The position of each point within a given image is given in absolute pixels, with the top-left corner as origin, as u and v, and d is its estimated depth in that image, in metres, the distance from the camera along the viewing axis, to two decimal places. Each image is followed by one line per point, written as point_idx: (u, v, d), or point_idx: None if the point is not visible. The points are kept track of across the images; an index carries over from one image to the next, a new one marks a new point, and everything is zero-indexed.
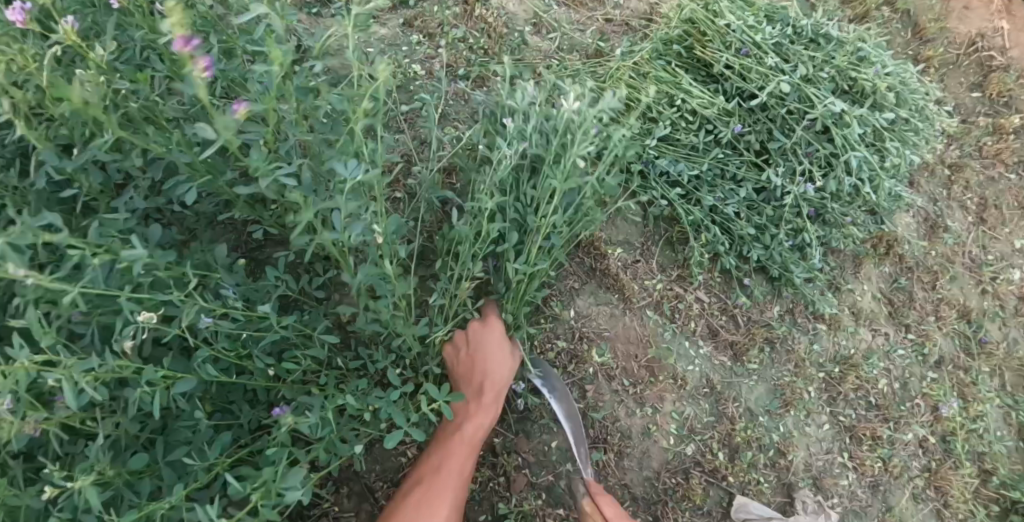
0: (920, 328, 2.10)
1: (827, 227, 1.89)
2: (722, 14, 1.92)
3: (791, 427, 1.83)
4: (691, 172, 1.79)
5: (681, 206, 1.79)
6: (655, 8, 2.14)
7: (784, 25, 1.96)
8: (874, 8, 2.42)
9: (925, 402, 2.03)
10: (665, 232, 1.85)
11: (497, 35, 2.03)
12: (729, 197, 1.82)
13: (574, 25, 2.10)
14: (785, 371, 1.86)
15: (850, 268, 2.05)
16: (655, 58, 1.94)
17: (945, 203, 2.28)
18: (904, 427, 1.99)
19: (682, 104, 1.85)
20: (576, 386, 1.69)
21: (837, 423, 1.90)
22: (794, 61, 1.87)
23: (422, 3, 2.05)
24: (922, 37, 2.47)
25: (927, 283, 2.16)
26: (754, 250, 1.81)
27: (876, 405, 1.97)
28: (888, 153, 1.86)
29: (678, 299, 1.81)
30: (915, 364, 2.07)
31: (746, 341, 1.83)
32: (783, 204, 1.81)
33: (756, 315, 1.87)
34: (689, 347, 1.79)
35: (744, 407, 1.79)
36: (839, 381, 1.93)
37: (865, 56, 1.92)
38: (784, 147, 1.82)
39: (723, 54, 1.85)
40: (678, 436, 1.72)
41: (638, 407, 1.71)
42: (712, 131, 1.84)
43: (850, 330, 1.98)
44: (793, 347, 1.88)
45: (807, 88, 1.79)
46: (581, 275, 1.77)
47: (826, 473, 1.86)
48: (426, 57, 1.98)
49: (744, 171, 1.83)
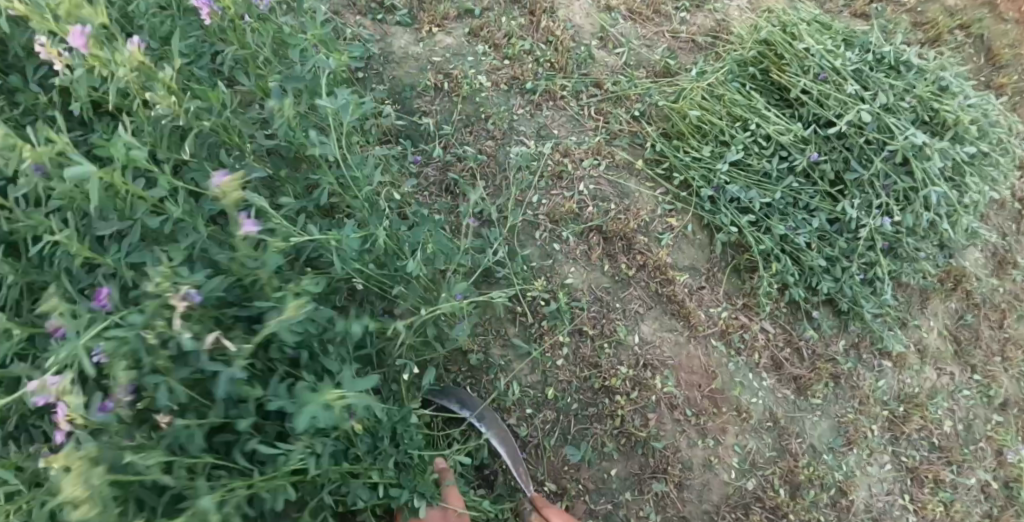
0: (985, 368, 2.04)
1: (899, 261, 1.82)
2: (800, 37, 1.89)
3: (853, 466, 1.77)
4: (763, 199, 1.75)
5: (751, 234, 1.75)
6: (723, 25, 2.08)
7: (863, 50, 1.90)
8: (947, 32, 2.34)
9: (989, 445, 1.97)
10: (732, 259, 1.81)
11: (564, 48, 1.96)
12: (800, 226, 1.76)
13: (641, 40, 2.04)
14: (849, 408, 1.81)
15: (917, 303, 1.98)
16: (728, 80, 1.89)
17: (1015, 237, 2.19)
18: (967, 471, 1.92)
19: (755, 128, 1.80)
20: (638, 414, 1.65)
21: (899, 464, 1.85)
22: (874, 89, 1.80)
23: (488, 11, 1.98)
24: (996, 64, 2.39)
25: (993, 321, 2.09)
26: (824, 282, 1.76)
27: (938, 446, 1.91)
28: (968, 189, 1.80)
29: (744, 328, 1.76)
30: (979, 405, 2.00)
31: (811, 376, 1.78)
32: (857, 237, 1.76)
33: (821, 349, 1.81)
34: (753, 379, 1.74)
35: (808, 443, 1.74)
36: (903, 420, 1.87)
37: (947, 85, 1.86)
38: (861, 178, 1.76)
39: (801, 79, 1.80)
40: (739, 470, 1.68)
41: (701, 438, 1.67)
42: (787, 158, 1.79)
43: (916, 369, 1.92)
44: (858, 383, 1.82)
45: (888, 118, 1.74)
46: (647, 299, 1.74)
47: (887, 515, 1.80)
48: (491, 68, 1.91)
49: (819, 201, 1.77)
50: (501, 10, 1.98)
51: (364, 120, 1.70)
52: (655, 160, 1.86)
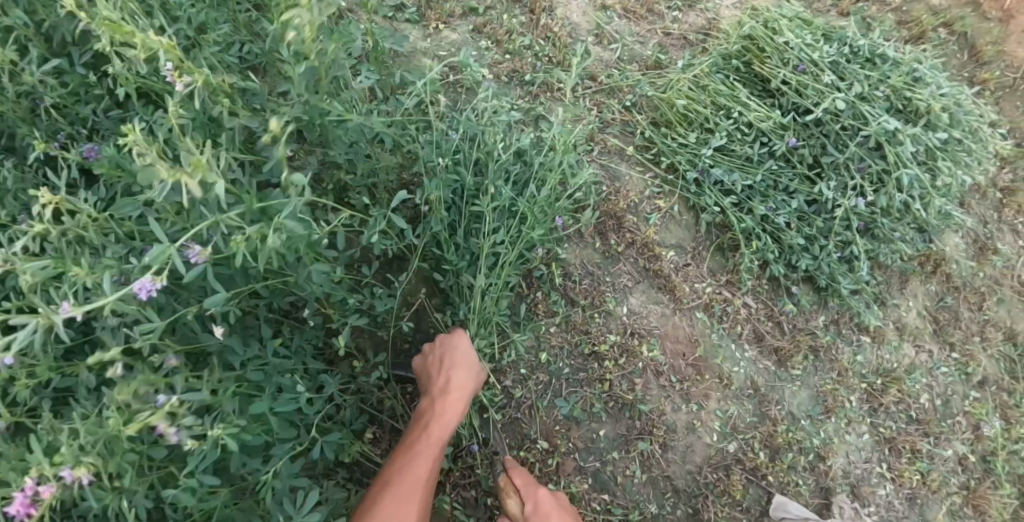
0: (964, 347, 2.12)
1: (875, 241, 1.94)
2: (781, 32, 2.02)
3: (831, 433, 1.88)
4: (745, 182, 1.87)
5: (733, 214, 1.87)
6: (712, 23, 2.21)
7: (841, 44, 2.03)
8: (931, 29, 2.45)
9: (968, 420, 2.05)
10: (716, 238, 1.93)
11: (561, 44, 2.10)
12: (780, 207, 1.88)
13: (635, 37, 2.17)
14: (828, 379, 1.92)
15: (897, 284, 2.08)
16: (714, 72, 2.02)
17: (995, 224, 2.27)
18: (944, 443, 2.01)
19: (738, 116, 1.92)
20: (625, 379, 1.78)
21: (877, 434, 1.94)
22: (850, 79, 1.92)
23: (491, 10, 2.13)
24: (978, 61, 2.49)
25: (973, 304, 2.18)
26: (802, 260, 1.88)
27: (916, 419, 2.00)
28: (940, 172, 1.91)
29: (727, 302, 1.89)
30: (957, 382, 2.08)
31: (791, 348, 1.90)
32: (833, 217, 1.88)
33: (801, 323, 1.93)
34: (735, 349, 1.86)
35: (787, 410, 1.86)
36: (880, 392, 1.97)
37: (921, 76, 1.98)
38: (837, 162, 1.89)
39: (781, 70, 1.93)
40: (721, 433, 1.80)
41: (685, 403, 1.79)
42: (767, 144, 1.92)
43: (894, 345, 2.01)
44: (837, 357, 1.93)
45: (862, 106, 1.86)
46: (635, 274, 1.87)
47: (864, 481, 1.90)
48: (494, 62, 2.07)
49: (797, 183, 1.90)
50: (503, 8, 2.12)
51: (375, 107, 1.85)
52: (645, 146, 1.99)
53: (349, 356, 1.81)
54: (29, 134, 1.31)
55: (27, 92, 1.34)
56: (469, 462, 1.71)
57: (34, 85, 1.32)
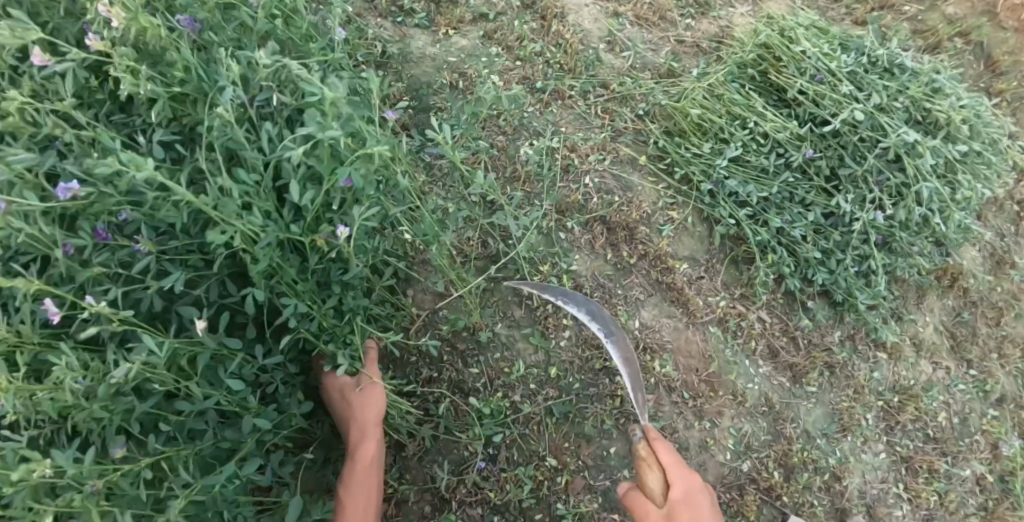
0: (982, 364, 2.07)
1: (893, 255, 1.90)
2: (798, 41, 1.98)
3: (847, 452, 1.83)
4: (760, 193, 1.83)
5: (748, 226, 1.83)
6: (726, 31, 2.18)
7: (859, 54, 1.99)
8: (947, 39, 2.40)
9: (986, 439, 2.00)
10: (730, 251, 1.89)
11: (573, 51, 2.06)
12: (796, 219, 1.84)
13: (647, 44, 2.14)
14: (843, 396, 1.87)
15: (913, 299, 2.03)
16: (728, 81, 1.98)
17: (1013, 238, 2.22)
18: (962, 462, 1.95)
19: (754, 126, 1.88)
20: (636, 395, 1.73)
21: (893, 453, 1.89)
22: (868, 89, 1.89)
23: (502, 16, 2.09)
24: (994, 70, 2.43)
25: (991, 319, 2.12)
26: (819, 273, 1.84)
27: (933, 437, 1.95)
28: (960, 185, 1.87)
29: (741, 316, 1.84)
30: (975, 399, 2.03)
31: (806, 364, 1.85)
32: (851, 230, 1.84)
33: (816, 339, 1.88)
34: (749, 365, 1.82)
35: (802, 428, 1.81)
36: (897, 410, 1.92)
37: (939, 87, 1.94)
38: (854, 174, 1.85)
39: (798, 79, 1.89)
40: (734, 451, 1.75)
41: (697, 420, 1.75)
42: (783, 155, 1.88)
43: (911, 362, 1.97)
44: (852, 373, 1.89)
45: (881, 117, 1.82)
46: (647, 287, 1.83)
47: (880, 502, 1.85)
48: (504, 68, 2.02)
49: (814, 195, 1.86)
50: (514, 15, 2.09)
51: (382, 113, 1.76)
52: (658, 156, 1.95)
53: None
54: (33, 137, 1.27)
55: (32, 94, 1.31)
56: (474, 480, 1.67)
57: (37, 89, 1.28)
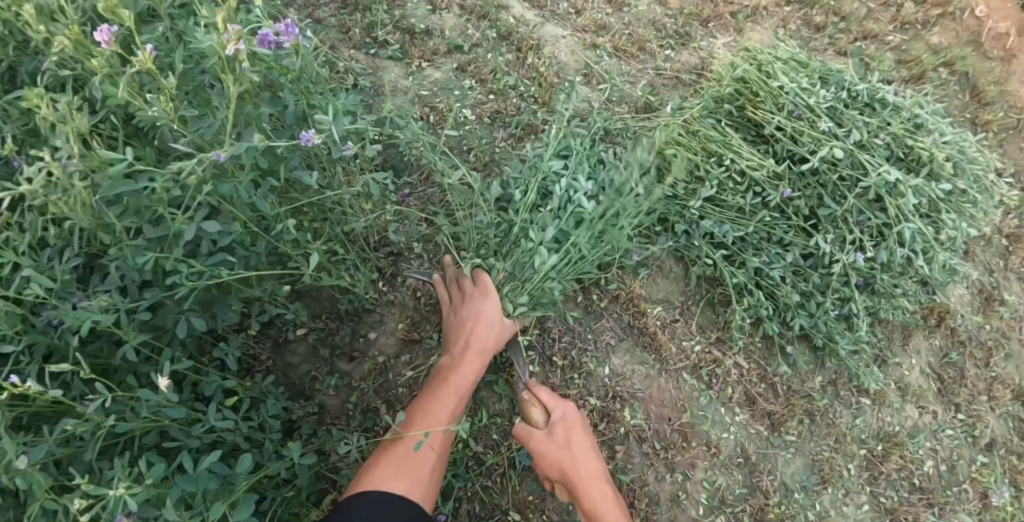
0: (971, 408, 1.98)
1: (876, 297, 1.83)
2: (775, 75, 1.93)
3: (827, 505, 1.75)
4: (737, 234, 1.77)
5: (725, 268, 1.76)
6: (706, 63, 2.15)
7: (839, 88, 1.95)
8: (932, 68, 2.33)
9: (974, 488, 1.91)
10: (706, 293, 1.83)
11: (548, 84, 2.01)
12: (774, 261, 1.78)
13: (624, 76, 2.09)
14: (824, 446, 1.79)
15: (898, 340, 1.96)
16: (704, 116, 1.92)
17: (1002, 273, 2.14)
18: (949, 514, 1.87)
19: (730, 164, 1.82)
20: (606, 446, 1.67)
21: (877, 505, 1.81)
22: (848, 126, 1.84)
23: (476, 48, 2.05)
24: (981, 101, 2.35)
25: (980, 360, 2.04)
26: (798, 317, 1.77)
27: (920, 487, 1.86)
28: (944, 225, 1.81)
29: (716, 363, 1.78)
30: (963, 446, 1.94)
31: (785, 412, 1.78)
32: (831, 272, 1.78)
33: (796, 385, 1.81)
34: (725, 414, 1.75)
35: (779, 481, 1.74)
36: (881, 459, 1.84)
37: (922, 123, 1.90)
38: (834, 214, 1.79)
39: (775, 115, 1.83)
40: (707, 506, 1.68)
41: (669, 473, 1.68)
42: (761, 194, 1.82)
43: (896, 407, 1.89)
44: (834, 421, 1.81)
45: (861, 155, 1.76)
46: (618, 331, 1.77)
47: None
48: (477, 102, 1.98)
49: (792, 236, 1.80)
50: (488, 47, 2.05)
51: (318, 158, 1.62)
52: None
53: (314, 414, 1.67)
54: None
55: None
56: None
57: None
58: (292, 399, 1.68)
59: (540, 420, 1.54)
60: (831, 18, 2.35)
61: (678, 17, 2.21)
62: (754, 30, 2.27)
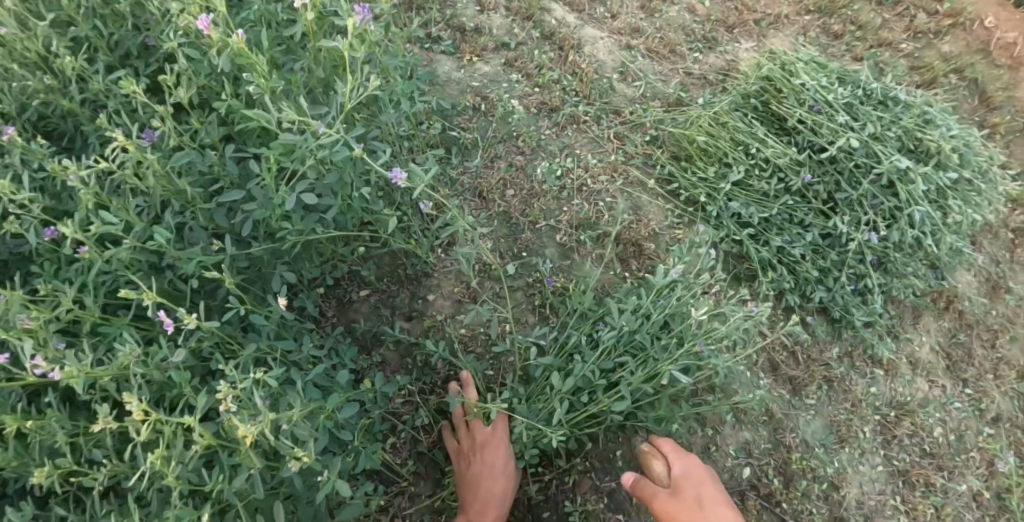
0: (978, 384, 2.14)
1: (888, 276, 1.99)
2: (797, 74, 2.13)
3: (844, 463, 1.92)
4: (761, 214, 1.95)
5: (751, 245, 1.95)
6: (732, 65, 2.34)
7: (855, 87, 2.14)
8: (942, 75, 2.51)
9: (981, 455, 2.04)
10: (734, 269, 2.01)
11: (587, 80, 2.20)
12: (796, 240, 1.96)
13: (657, 75, 2.29)
14: (841, 410, 1.97)
15: (909, 318, 2.12)
16: (732, 110, 2.11)
17: (1007, 264, 2.30)
18: (958, 477, 2.00)
19: (756, 153, 2.02)
20: None
21: (890, 466, 1.96)
22: (863, 120, 2.02)
23: (523, 47, 2.25)
24: (988, 105, 2.53)
25: (986, 341, 2.19)
26: (817, 291, 1.95)
27: (930, 453, 2.00)
28: (951, 211, 1.98)
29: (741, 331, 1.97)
30: (971, 417, 2.08)
31: (805, 377, 1.98)
32: (847, 250, 1.96)
33: (815, 354, 2.00)
34: (750, 377, 1.93)
35: (801, 438, 1.92)
36: (894, 425, 2.00)
37: (931, 118, 2.08)
38: (851, 198, 1.97)
39: (797, 110, 2.03)
40: (735, 457, 1.88)
41: (699, 427, 1.86)
42: (784, 179, 2.00)
43: (908, 378, 2.04)
44: (850, 388, 1.99)
45: (875, 145, 1.95)
46: None
47: (877, 513, 1.91)
48: (523, 94, 2.17)
49: (812, 217, 1.98)
50: (533, 45, 2.25)
51: (388, 136, 1.82)
52: (666, 180, 2.08)
53: (377, 365, 1.86)
54: (99, 131, 1.41)
55: (102, 95, 1.46)
56: None
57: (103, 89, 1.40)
58: (357, 352, 1.86)
59: (662, 471, 1.71)
60: (848, 26, 2.55)
61: (705, 24, 2.42)
62: (776, 35, 2.47)
